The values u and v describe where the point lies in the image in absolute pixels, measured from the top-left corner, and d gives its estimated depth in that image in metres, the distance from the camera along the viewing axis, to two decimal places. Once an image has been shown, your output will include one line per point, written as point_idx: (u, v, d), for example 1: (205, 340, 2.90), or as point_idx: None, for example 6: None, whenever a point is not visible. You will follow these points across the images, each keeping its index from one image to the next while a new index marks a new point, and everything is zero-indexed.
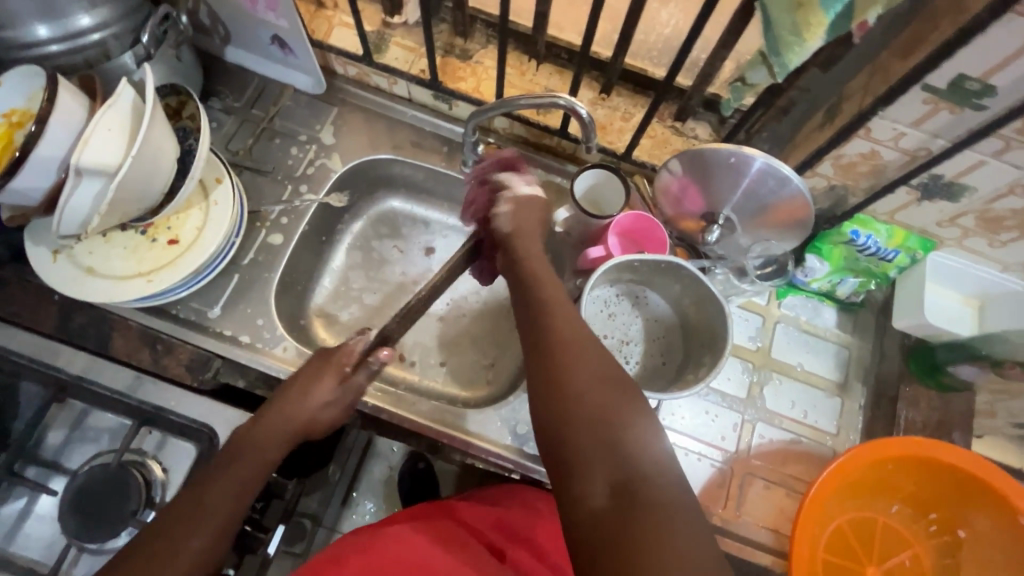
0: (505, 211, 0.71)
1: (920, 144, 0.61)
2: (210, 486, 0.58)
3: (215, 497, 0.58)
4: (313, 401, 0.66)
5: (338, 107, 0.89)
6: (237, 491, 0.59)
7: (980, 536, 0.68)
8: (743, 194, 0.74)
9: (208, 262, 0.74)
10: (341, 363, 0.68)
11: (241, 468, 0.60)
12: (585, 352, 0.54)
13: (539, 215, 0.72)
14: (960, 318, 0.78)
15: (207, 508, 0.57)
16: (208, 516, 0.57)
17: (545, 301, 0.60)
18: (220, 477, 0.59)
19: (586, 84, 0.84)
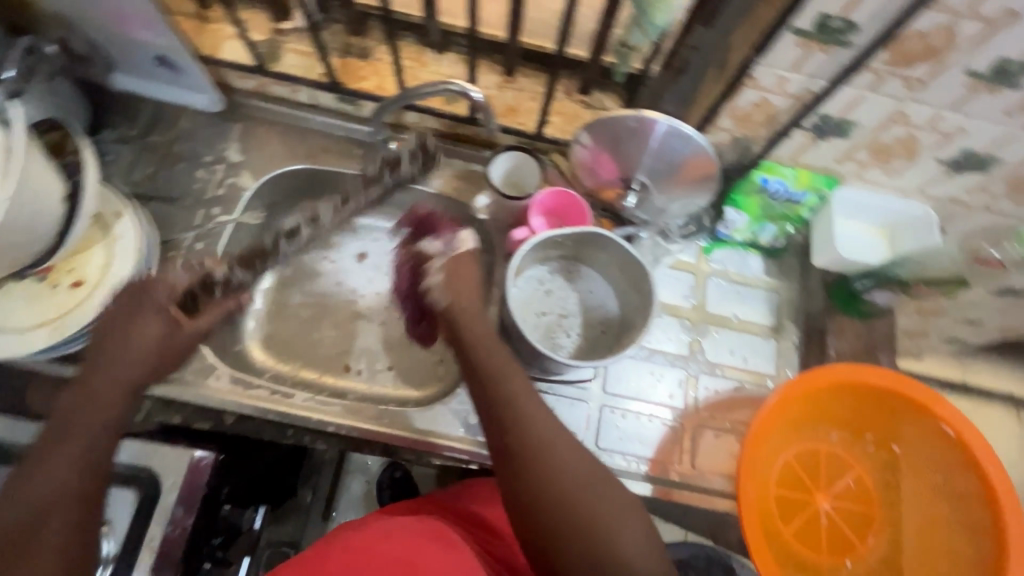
0: (437, 278, 0.73)
1: (803, 87, 0.64)
2: (21, 471, 0.55)
3: (42, 474, 0.54)
4: (141, 337, 0.66)
5: (241, 122, 0.86)
6: (80, 441, 0.57)
7: (913, 446, 0.72)
8: (652, 156, 0.77)
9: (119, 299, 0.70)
10: (156, 293, 0.68)
11: (74, 436, 0.57)
12: (567, 454, 0.57)
13: (473, 267, 0.75)
14: (871, 248, 0.82)
15: (44, 483, 0.54)
16: (44, 489, 0.54)
17: (511, 395, 0.61)
18: (44, 451, 0.56)
19: (490, 68, 0.84)
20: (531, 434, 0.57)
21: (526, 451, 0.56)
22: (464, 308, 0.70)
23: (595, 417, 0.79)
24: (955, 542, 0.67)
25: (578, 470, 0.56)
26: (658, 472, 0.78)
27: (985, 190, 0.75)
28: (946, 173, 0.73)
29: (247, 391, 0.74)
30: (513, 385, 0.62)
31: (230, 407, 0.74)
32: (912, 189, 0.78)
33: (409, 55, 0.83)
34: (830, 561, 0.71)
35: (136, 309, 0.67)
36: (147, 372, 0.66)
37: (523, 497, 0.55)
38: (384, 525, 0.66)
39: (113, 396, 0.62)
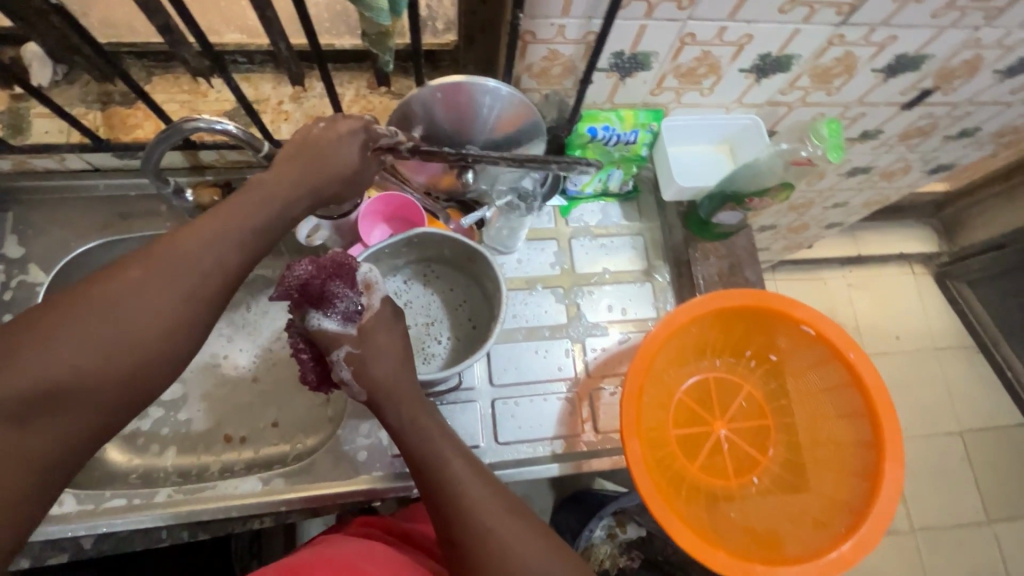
0: (346, 375, 0.61)
1: (583, 30, 0.61)
2: (200, 261, 0.49)
3: (190, 281, 0.48)
4: (329, 160, 0.59)
5: (12, 210, 0.75)
6: (241, 251, 0.52)
7: (786, 353, 0.74)
8: (472, 122, 0.70)
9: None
10: (363, 140, 0.61)
11: (231, 236, 0.52)
12: (502, 525, 0.53)
13: (390, 339, 0.62)
14: (714, 167, 0.82)
15: (195, 290, 0.49)
16: (181, 303, 0.48)
17: (441, 461, 0.56)
18: (170, 255, 0.48)
19: (278, 81, 0.77)
20: (462, 503, 0.53)
21: (458, 521, 0.53)
22: (393, 396, 0.59)
23: (488, 413, 0.77)
24: (841, 433, 0.69)
25: (512, 539, 0.52)
26: (568, 448, 0.76)
27: (795, 87, 0.75)
28: (754, 80, 0.73)
29: (97, 508, 0.66)
30: (443, 449, 0.57)
31: (83, 533, 0.65)
32: (732, 102, 0.78)
33: (183, 88, 0.74)
34: (737, 483, 0.74)
35: (332, 132, 0.59)
36: (335, 184, 0.59)
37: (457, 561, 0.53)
38: (369, 549, 0.61)
39: (300, 203, 0.57)
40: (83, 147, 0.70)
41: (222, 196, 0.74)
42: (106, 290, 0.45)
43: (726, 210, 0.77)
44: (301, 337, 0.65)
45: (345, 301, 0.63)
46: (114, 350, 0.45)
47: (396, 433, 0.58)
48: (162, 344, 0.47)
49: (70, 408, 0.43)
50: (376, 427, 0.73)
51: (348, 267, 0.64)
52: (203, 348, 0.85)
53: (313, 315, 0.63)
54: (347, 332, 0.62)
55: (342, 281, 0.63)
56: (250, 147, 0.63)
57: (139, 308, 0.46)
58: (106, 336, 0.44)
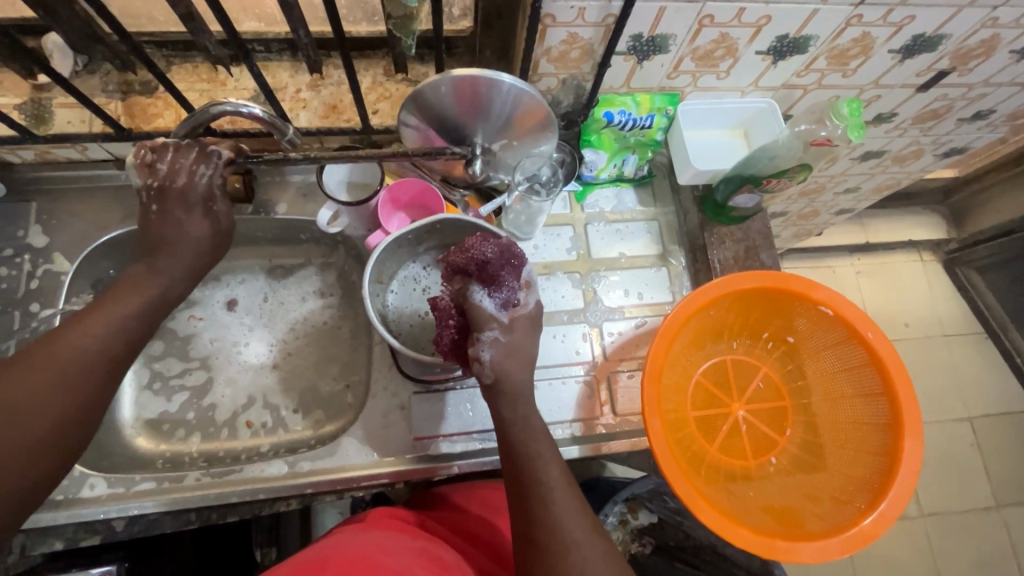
0: (485, 356, 0.60)
1: (603, 13, 0.61)
2: (86, 352, 0.52)
3: (71, 375, 0.51)
4: (191, 237, 0.63)
5: (37, 201, 0.76)
6: (129, 332, 0.56)
7: (803, 335, 0.75)
8: (484, 111, 0.69)
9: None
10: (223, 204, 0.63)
11: (117, 322, 0.55)
12: (568, 516, 0.53)
13: (531, 342, 0.63)
14: (731, 151, 0.83)
15: (78, 382, 0.51)
16: (64, 400, 0.50)
17: (539, 458, 0.57)
18: (51, 354, 0.51)
19: (296, 69, 0.77)
20: (542, 493, 0.54)
21: (534, 508, 0.54)
22: (510, 395, 0.60)
23: None
24: (857, 413, 0.70)
25: (577, 535, 0.52)
26: (586, 431, 0.77)
27: (812, 68, 0.75)
28: (771, 62, 0.73)
29: (128, 490, 0.67)
30: (542, 449, 0.58)
31: (114, 515, 0.66)
32: (747, 86, 0.79)
33: (202, 77, 0.75)
34: (755, 463, 0.75)
35: (165, 210, 0.62)
36: (206, 256, 0.64)
37: (523, 545, 0.54)
38: (381, 542, 0.60)
39: (182, 280, 0.62)
40: (106, 136, 0.71)
41: (242, 185, 0.78)
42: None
43: (744, 193, 0.77)
44: (453, 306, 0.64)
45: (510, 289, 0.62)
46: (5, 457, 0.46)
47: (506, 426, 0.59)
48: (36, 462, 0.48)
49: None
50: (399, 411, 0.75)
51: (520, 259, 0.64)
52: (224, 337, 0.86)
53: (477, 290, 0.62)
54: (499, 317, 0.61)
55: (515, 271, 0.63)
56: (276, 131, 0.63)
57: (22, 407, 0.48)
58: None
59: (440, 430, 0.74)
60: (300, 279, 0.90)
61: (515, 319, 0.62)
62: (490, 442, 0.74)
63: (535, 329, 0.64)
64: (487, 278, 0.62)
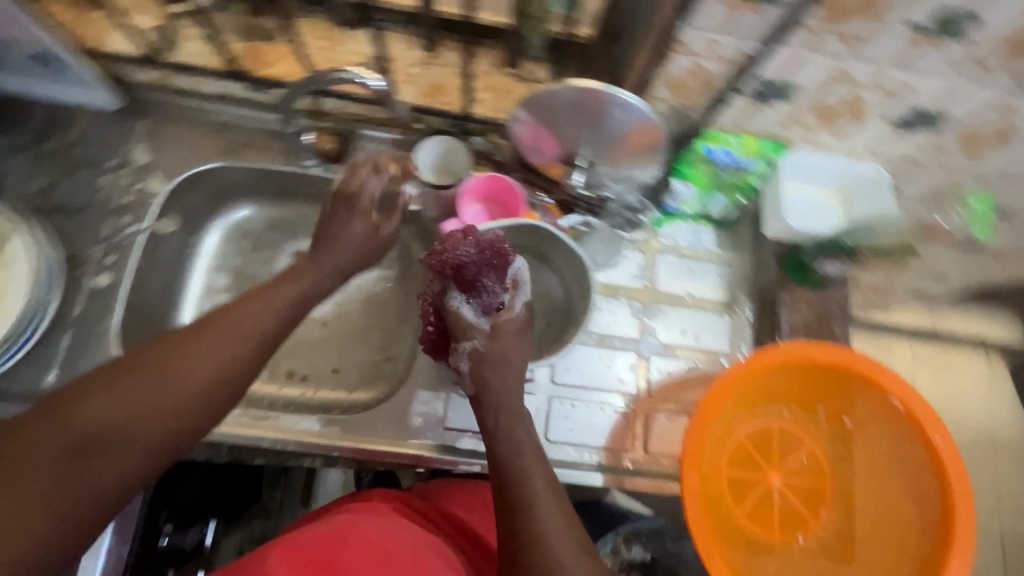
0: (465, 366, 0.63)
1: (735, 50, 0.59)
2: (248, 330, 0.51)
3: (233, 349, 0.49)
4: (350, 236, 0.65)
5: (147, 119, 0.80)
6: (282, 317, 0.54)
7: (863, 421, 0.71)
8: (600, 125, 0.70)
9: (17, 324, 0.66)
10: (359, 206, 0.66)
11: (272, 306, 0.54)
12: (555, 536, 0.47)
13: (518, 350, 0.63)
14: (827, 212, 0.79)
15: (233, 359, 0.49)
16: (221, 367, 0.48)
17: (524, 474, 0.52)
18: (221, 329, 0.49)
19: (409, 43, 0.76)
20: (526, 511, 0.49)
21: (514, 522, 0.49)
22: (499, 407, 0.59)
23: (544, 409, 0.77)
24: (905, 513, 0.66)
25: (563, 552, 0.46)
26: (612, 462, 0.76)
27: (937, 146, 0.71)
28: (895, 131, 0.69)
29: None
30: (531, 464, 0.53)
31: None
32: (860, 150, 0.75)
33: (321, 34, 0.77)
34: (782, 539, 0.72)
35: (332, 213, 0.65)
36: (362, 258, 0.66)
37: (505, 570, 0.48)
38: (384, 542, 0.58)
39: (329, 278, 0.62)
40: None
41: (337, 144, 0.79)
42: (150, 357, 0.45)
43: (832, 258, 0.79)
44: (434, 307, 0.68)
45: (489, 295, 0.64)
46: (154, 411, 0.44)
47: (489, 437, 0.57)
48: (181, 420, 0.45)
49: (109, 461, 0.41)
50: (434, 397, 0.75)
51: (502, 260, 0.65)
52: None
53: (455, 295, 0.65)
54: (480, 325, 0.64)
55: (494, 273, 0.64)
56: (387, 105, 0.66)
57: (180, 369, 0.46)
58: (136, 410, 0.43)
59: (470, 426, 0.74)
60: None
61: (497, 327, 0.64)
62: None
63: (524, 338, 0.64)
64: (464, 283, 0.64)
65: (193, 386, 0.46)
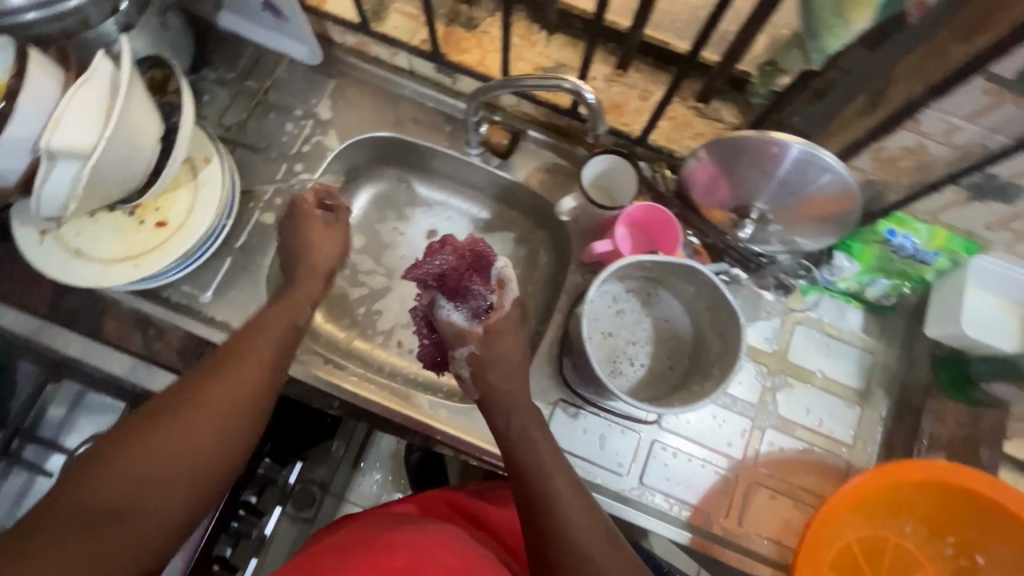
0: (465, 372, 0.63)
1: (975, 141, 0.54)
2: (234, 389, 0.55)
3: (222, 409, 0.53)
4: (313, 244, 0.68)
5: (336, 79, 0.84)
6: (273, 367, 0.58)
7: (999, 563, 0.64)
8: (786, 187, 0.66)
9: (209, 231, 0.71)
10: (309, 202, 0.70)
11: (268, 358, 0.58)
12: (580, 527, 0.51)
13: (513, 346, 0.62)
14: (1005, 328, 0.70)
15: (219, 421, 0.53)
16: (213, 428, 0.52)
17: (541, 471, 0.55)
18: (217, 385, 0.54)
19: (602, 57, 0.77)
20: (548, 507, 0.52)
21: (552, 555, 0.51)
22: (505, 408, 0.59)
23: (644, 449, 0.74)
24: None
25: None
26: (700, 523, 0.72)
27: None
28: None
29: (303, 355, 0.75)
30: (547, 462, 0.55)
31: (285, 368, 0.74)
32: None
33: (518, 32, 0.78)
34: None
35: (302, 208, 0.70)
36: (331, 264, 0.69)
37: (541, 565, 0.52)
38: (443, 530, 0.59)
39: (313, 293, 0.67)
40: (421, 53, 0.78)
41: (508, 143, 0.81)
42: (134, 433, 0.50)
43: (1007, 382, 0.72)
44: (426, 320, 0.70)
45: (476, 298, 0.66)
46: (160, 480, 0.49)
47: (501, 438, 0.59)
48: (194, 478, 0.51)
49: (140, 521, 0.48)
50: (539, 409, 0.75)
51: (484, 262, 0.68)
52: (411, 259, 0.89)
53: (444, 304, 0.68)
54: (472, 327, 0.64)
55: (478, 276, 0.67)
56: (592, 120, 0.68)
57: (181, 438, 0.51)
58: (147, 476, 0.49)
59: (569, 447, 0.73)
60: (495, 241, 0.90)
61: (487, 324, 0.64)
62: (609, 479, 0.73)
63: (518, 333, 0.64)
64: (451, 291, 0.68)
65: (197, 449, 0.51)
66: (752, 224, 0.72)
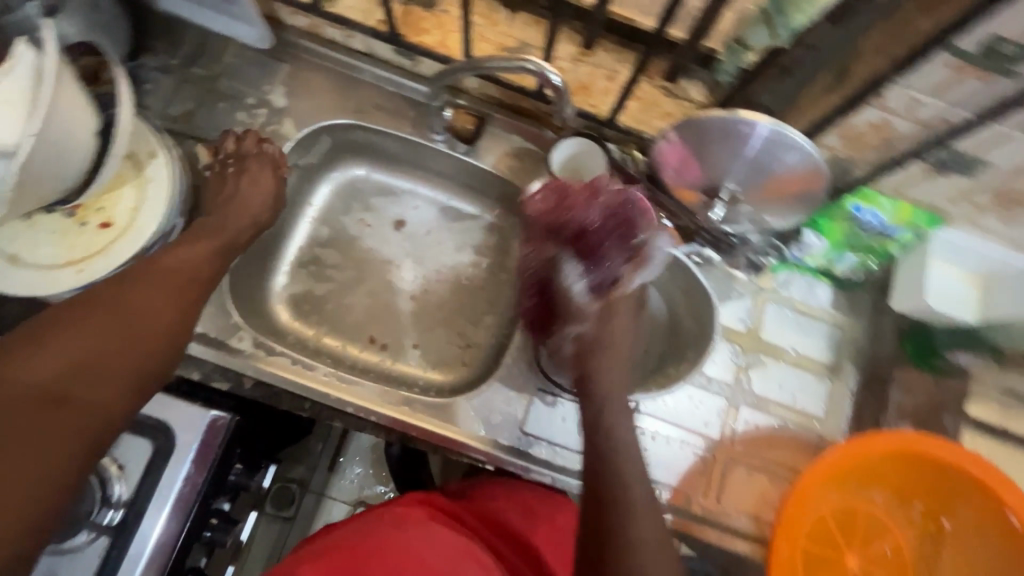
0: (568, 346, 0.67)
1: (938, 116, 0.55)
2: (172, 278, 0.57)
3: (161, 295, 0.56)
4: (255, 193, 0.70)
5: (289, 63, 0.80)
6: (207, 264, 0.61)
7: (964, 528, 0.66)
8: (754, 164, 0.65)
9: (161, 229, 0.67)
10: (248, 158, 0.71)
11: (202, 259, 0.61)
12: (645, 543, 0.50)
13: (629, 325, 0.64)
14: (964, 299, 0.73)
15: (161, 308, 0.55)
16: (157, 312, 0.54)
17: (621, 475, 0.53)
18: (152, 277, 0.56)
19: (567, 36, 0.75)
20: (624, 509, 0.51)
21: (607, 553, 0.50)
22: (583, 383, 0.62)
23: None
24: None
25: (645, 535, 0.50)
26: (681, 504, 0.73)
27: None
28: None
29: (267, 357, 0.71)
30: (626, 467, 0.54)
31: (252, 371, 0.71)
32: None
33: (480, 11, 0.75)
34: None
35: (240, 168, 0.70)
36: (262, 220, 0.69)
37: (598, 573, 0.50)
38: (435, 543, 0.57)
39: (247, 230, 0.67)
40: (378, 34, 0.74)
41: (473, 127, 0.78)
42: (72, 316, 0.50)
43: (969, 353, 0.75)
44: (541, 275, 0.71)
45: (607, 268, 0.65)
46: (108, 353, 0.50)
47: (591, 430, 0.58)
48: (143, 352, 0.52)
49: (93, 390, 0.48)
50: (517, 399, 0.74)
51: (631, 224, 0.65)
52: (380, 251, 0.86)
53: (572, 261, 0.67)
54: (595, 301, 0.65)
55: (619, 240, 0.65)
56: (558, 102, 0.66)
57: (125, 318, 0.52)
58: (94, 350, 0.49)
59: (547, 436, 0.72)
60: (465, 229, 0.88)
61: (610, 300, 0.64)
62: None
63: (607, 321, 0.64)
64: (586, 253, 0.66)
65: (142, 327, 0.53)
66: (725, 205, 0.71)
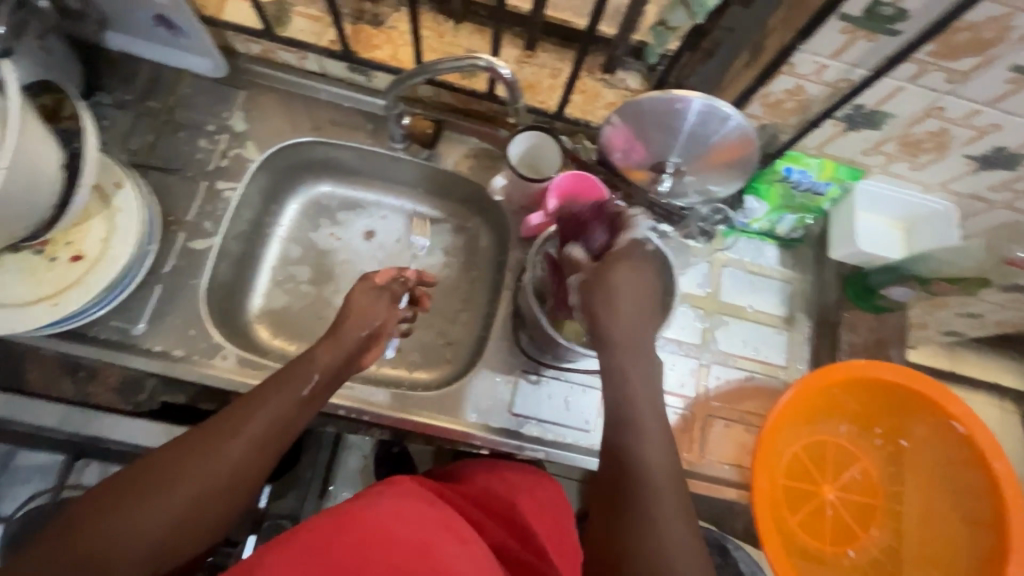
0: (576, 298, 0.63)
1: (841, 76, 0.63)
2: (235, 461, 0.52)
3: (217, 482, 0.51)
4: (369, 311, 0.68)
5: (245, 89, 0.82)
6: (273, 445, 0.55)
7: (919, 444, 0.73)
8: (693, 138, 0.72)
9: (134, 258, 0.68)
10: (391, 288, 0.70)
11: (273, 430, 0.55)
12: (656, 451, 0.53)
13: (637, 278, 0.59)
14: (890, 242, 0.81)
15: (218, 491, 0.51)
16: (209, 500, 0.50)
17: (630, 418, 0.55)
18: (213, 456, 0.51)
19: (510, 41, 0.81)
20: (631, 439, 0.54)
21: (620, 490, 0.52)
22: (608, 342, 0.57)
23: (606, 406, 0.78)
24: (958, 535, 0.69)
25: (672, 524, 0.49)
26: None
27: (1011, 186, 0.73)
28: (973, 169, 0.72)
29: (251, 371, 0.71)
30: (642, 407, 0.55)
31: (236, 388, 0.70)
32: (934, 184, 0.77)
33: (426, 24, 0.80)
34: (833, 551, 0.74)
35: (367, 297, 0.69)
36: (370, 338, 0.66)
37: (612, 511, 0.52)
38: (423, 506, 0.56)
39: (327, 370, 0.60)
40: (331, 53, 0.78)
41: (432, 131, 0.82)
42: (131, 490, 0.48)
43: (901, 286, 0.79)
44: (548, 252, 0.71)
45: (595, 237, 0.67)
46: (150, 539, 0.47)
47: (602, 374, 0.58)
48: (183, 534, 0.49)
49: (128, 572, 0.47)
50: (504, 383, 0.77)
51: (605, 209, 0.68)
52: (352, 262, 0.88)
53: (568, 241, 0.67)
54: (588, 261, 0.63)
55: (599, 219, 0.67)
56: (510, 94, 0.70)
57: (171, 505, 0.48)
58: (140, 530, 0.47)
59: (535, 413, 0.76)
60: (433, 232, 0.91)
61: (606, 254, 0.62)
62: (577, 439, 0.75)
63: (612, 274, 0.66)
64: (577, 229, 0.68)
65: (188, 510, 0.49)
66: (670, 178, 0.77)
